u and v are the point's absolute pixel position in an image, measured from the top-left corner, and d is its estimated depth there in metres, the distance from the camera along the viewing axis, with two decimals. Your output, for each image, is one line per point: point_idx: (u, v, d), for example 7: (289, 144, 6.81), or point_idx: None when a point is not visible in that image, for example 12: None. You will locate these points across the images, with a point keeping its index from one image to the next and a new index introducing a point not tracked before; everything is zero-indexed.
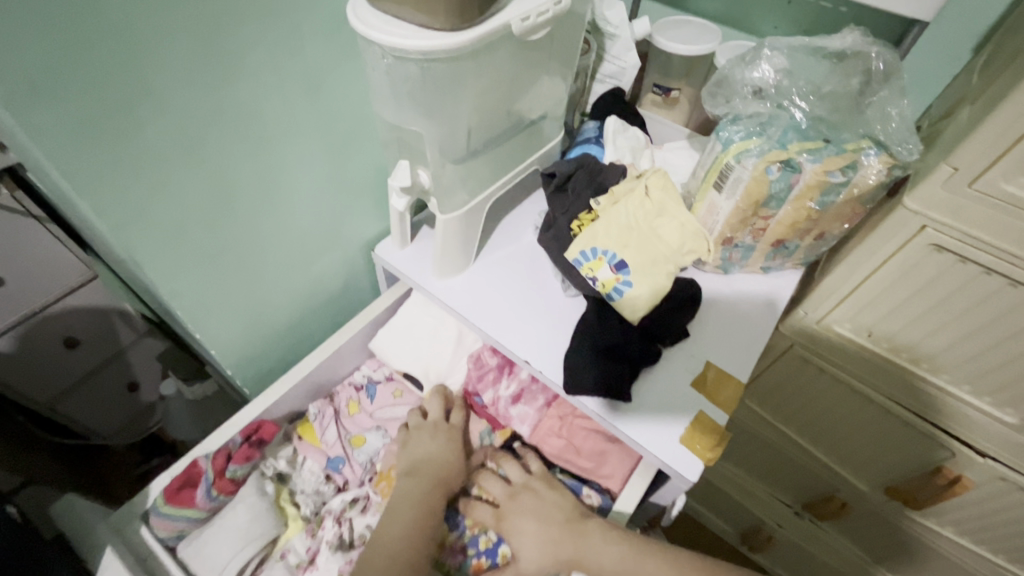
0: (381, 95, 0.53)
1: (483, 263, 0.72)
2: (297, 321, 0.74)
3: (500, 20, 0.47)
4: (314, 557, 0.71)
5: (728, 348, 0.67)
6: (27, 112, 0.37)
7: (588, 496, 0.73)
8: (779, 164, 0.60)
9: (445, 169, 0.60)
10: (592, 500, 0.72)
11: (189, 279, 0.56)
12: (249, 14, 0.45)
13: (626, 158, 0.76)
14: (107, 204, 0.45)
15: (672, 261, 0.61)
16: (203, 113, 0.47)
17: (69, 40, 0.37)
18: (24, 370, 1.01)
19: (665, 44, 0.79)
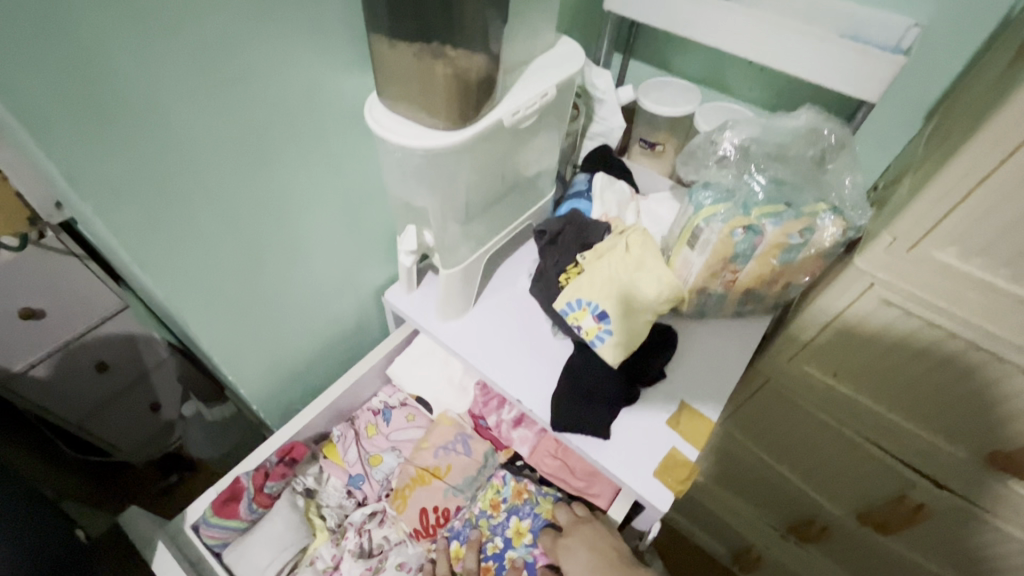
0: (394, 174, 0.61)
1: (482, 307, 0.80)
2: (315, 362, 0.81)
3: (492, 118, 0.57)
4: (337, 563, 0.81)
5: (702, 387, 0.75)
6: (108, 214, 0.44)
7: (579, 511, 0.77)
8: (743, 228, 0.68)
9: (449, 231, 0.68)
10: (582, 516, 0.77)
11: (227, 334, 0.63)
12: (288, 119, 0.53)
13: (612, 211, 0.83)
14: (164, 278, 0.52)
15: (650, 309, 0.69)
16: (247, 200, 0.54)
17: (143, 155, 0.44)
18: (59, 394, 1.09)
19: (649, 106, 0.87)
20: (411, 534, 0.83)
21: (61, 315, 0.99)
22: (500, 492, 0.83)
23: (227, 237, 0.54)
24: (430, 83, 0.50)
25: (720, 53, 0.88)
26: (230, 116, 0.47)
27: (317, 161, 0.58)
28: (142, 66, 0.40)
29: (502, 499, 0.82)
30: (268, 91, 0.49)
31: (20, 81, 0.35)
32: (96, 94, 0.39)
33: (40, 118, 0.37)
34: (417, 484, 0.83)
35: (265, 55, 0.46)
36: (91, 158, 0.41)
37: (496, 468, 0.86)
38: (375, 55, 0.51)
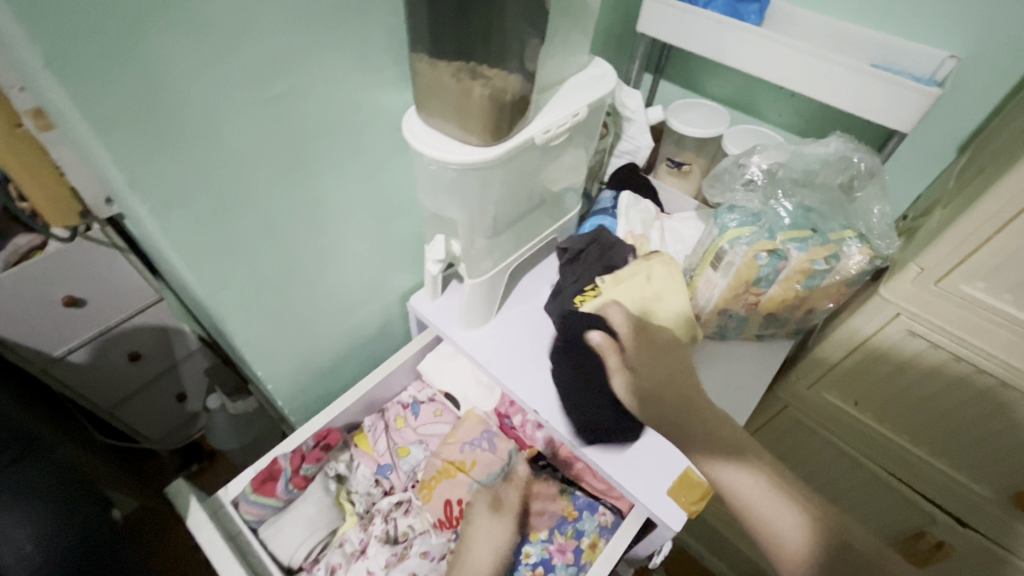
0: (427, 188, 0.63)
1: (503, 317, 0.82)
2: (340, 364, 0.83)
3: (524, 136, 0.58)
4: (365, 548, 0.75)
5: (720, 409, 0.74)
6: (164, 217, 0.47)
7: (602, 513, 0.78)
8: (767, 252, 0.68)
9: (476, 243, 0.70)
10: (605, 518, 0.78)
11: (262, 333, 0.66)
12: (333, 134, 0.55)
13: (637, 229, 0.84)
14: (208, 278, 0.54)
15: (668, 341, 0.72)
16: (288, 210, 0.56)
17: (199, 165, 0.46)
18: (93, 380, 1.14)
19: (678, 126, 0.88)
20: (436, 525, 0.77)
21: (100, 303, 1.04)
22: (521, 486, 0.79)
23: (266, 241, 0.57)
24: (466, 100, 0.52)
25: (751, 78, 0.89)
26: (277, 129, 0.50)
27: (354, 174, 0.61)
28: (203, 83, 0.42)
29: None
30: (313, 108, 0.51)
31: (95, 96, 0.38)
32: (161, 106, 0.41)
33: (110, 129, 0.39)
34: (442, 478, 0.77)
35: (315, 75, 0.49)
36: (151, 164, 0.43)
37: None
38: (415, 73, 0.54)
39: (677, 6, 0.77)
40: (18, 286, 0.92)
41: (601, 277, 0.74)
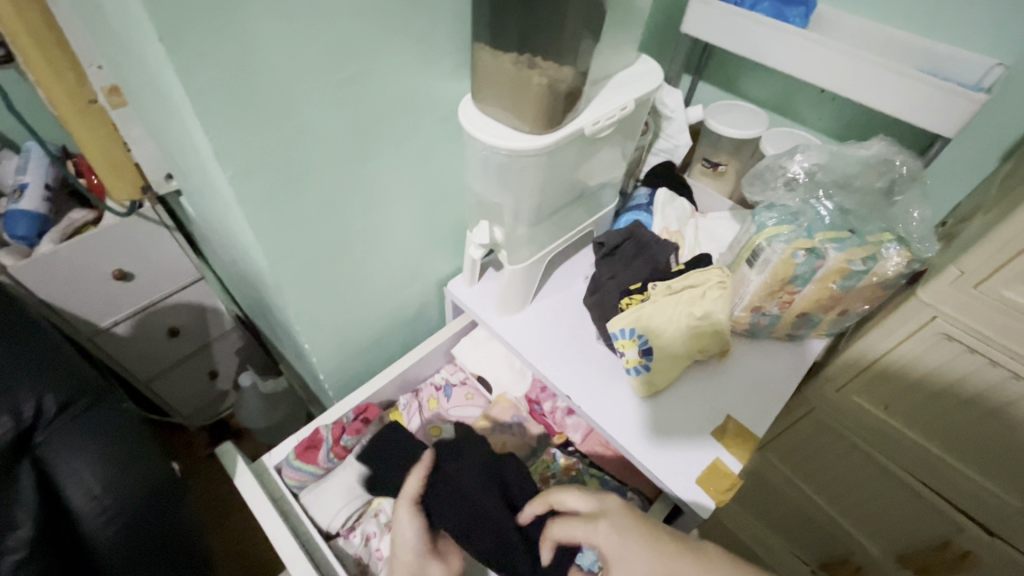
0: (477, 173, 0.66)
1: (538, 306, 0.84)
2: (379, 343, 0.86)
3: (574, 126, 0.60)
4: None
5: (750, 406, 0.75)
6: (241, 186, 0.50)
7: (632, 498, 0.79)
8: (805, 250, 0.69)
9: (518, 230, 0.72)
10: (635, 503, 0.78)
11: (313, 307, 0.69)
12: (395, 117, 0.58)
13: (672, 226, 0.86)
14: (271, 248, 0.57)
15: (692, 355, 0.75)
16: (349, 187, 0.59)
17: (276, 139, 0.49)
18: (134, 353, 1.19)
19: (717, 127, 0.89)
20: None
21: (146, 278, 1.09)
22: (551, 466, 0.82)
23: (325, 217, 0.60)
24: (523, 89, 0.55)
25: (791, 81, 0.90)
26: (347, 109, 0.53)
27: (408, 158, 0.63)
28: (287, 61, 0.45)
29: (552, 474, 0.82)
30: (379, 90, 0.54)
31: (195, 68, 0.41)
32: (249, 81, 0.44)
33: (204, 101, 0.43)
34: None
35: (385, 59, 0.52)
36: (235, 135, 0.46)
37: (548, 448, 0.85)
38: (475, 61, 0.57)
39: (723, 9, 0.79)
40: (72, 258, 0.97)
41: (651, 282, 0.74)
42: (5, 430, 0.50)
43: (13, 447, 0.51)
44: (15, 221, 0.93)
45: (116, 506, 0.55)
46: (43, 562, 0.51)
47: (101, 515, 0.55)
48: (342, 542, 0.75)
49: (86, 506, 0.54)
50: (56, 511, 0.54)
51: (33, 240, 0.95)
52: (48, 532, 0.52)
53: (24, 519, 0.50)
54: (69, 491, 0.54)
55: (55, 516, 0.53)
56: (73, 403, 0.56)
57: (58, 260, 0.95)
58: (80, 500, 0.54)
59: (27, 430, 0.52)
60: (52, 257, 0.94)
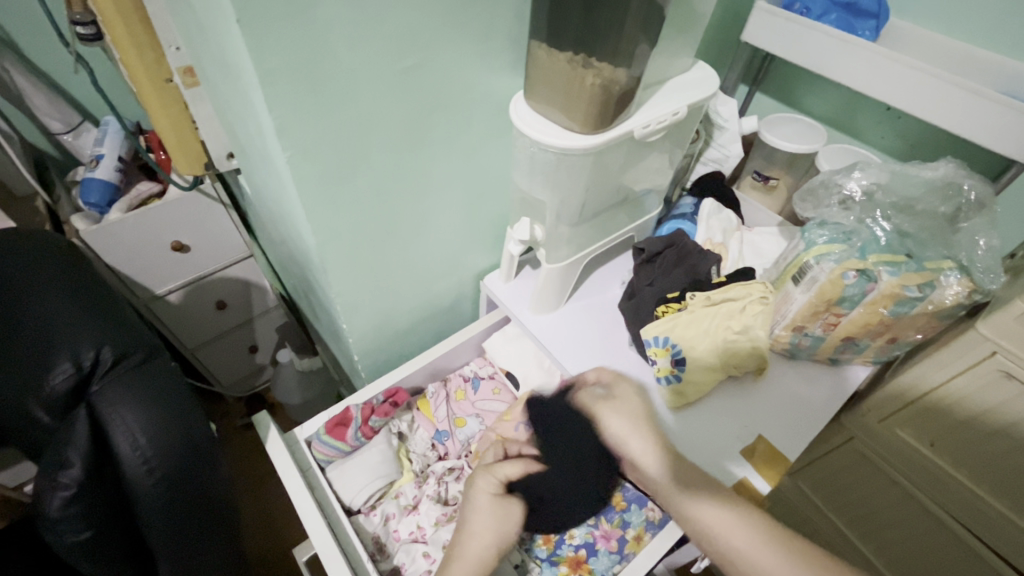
0: (522, 170, 0.66)
1: (572, 306, 0.84)
2: (413, 331, 0.88)
3: (626, 128, 0.60)
4: (417, 504, 0.80)
5: (784, 427, 0.72)
6: (298, 165, 0.52)
7: (650, 509, 0.79)
8: (856, 272, 0.66)
9: (559, 229, 0.72)
10: (653, 513, 0.79)
11: (354, 288, 0.71)
12: (447, 109, 0.59)
13: (716, 237, 0.84)
14: (322, 227, 0.59)
15: (725, 370, 0.73)
16: (397, 173, 0.61)
17: (332, 121, 0.51)
18: (184, 321, 1.25)
19: (771, 139, 0.86)
20: None
21: (201, 250, 1.15)
22: None
23: (374, 202, 0.62)
24: (576, 88, 0.55)
25: (853, 96, 0.86)
26: (402, 99, 0.54)
27: (456, 150, 0.64)
28: (350, 49, 0.47)
29: None
30: (434, 81, 0.55)
31: (267, 49, 0.43)
32: (313, 65, 0.46)
33: (271, 80, 0.45)
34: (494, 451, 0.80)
35: (441, 51, 0.53)
36: (297, 115, 0.48)
37: None
38: (530, 57, 0.57)
39: (788, 18, 0.77)
40: (135, 227, 1.03)
41: (689, 291, 0.73)
42: (65, 376, 0.55)
43: (72, 393, 0.56)
44: (89, 189, 1.00)
45: (155, 459, 0.56)
46: (91, 501, 0.56)
47: (142, 465, 0.56)
48: (362, 518, 0.78)
49: (128, 456, 0.55)
50: (108, 457, 0.56)
51: (104, 208, 1.01)
52: (97, 475, 0.56)
53: (75, 459, 0.54)
54: (115, 441, 0.55)
55: (108, 461, 0.56)
56: (127, 355, 0.59)
57: (124, 228, 1.02)
58: (125, 451, 0.55)
59: (86, 378, 0.56)
60: (119, 224, 1.01)
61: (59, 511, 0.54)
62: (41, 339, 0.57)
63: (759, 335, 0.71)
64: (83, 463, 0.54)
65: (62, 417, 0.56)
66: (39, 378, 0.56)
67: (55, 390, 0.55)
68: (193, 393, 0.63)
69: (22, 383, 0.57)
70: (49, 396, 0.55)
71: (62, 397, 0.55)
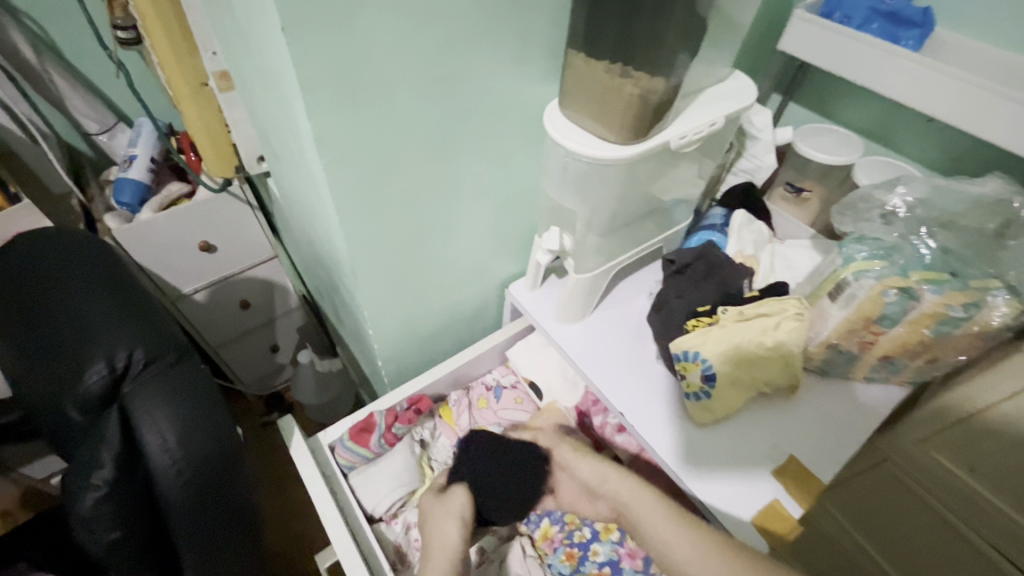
0: (554, 179, 0.65)
1: (598, 317, 0.83)
2: (437, 337, 0.88)
3: (661, 138, 0.59)
4: None
5: (817, 449, 0.70)
6: (333, 171, 0.52)
7: None
8: (897, 290, 0.64)
9: (588, 239, 0.70)
10: None
11: (382, 294, 0.71)
12: (481, 117, 0.58)
13: (747, 250, 0.83)
14: (354, 232, 0.59)
15: (756, 387, 0.71)
16: (428, 180, 0.60)
17: (368, 128, 0.51)
18: (209, 320, 1.27)
19: (805, 150, 0.84)
20: None
21: (228, 251, 1.16)
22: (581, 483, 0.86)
23: (404, 208, 0.61)
24: (614, 97, 0.54)
25: (893, 107, 0.84)
26: (438, 106, 0.54)
27: (487, 158, 0.64)
28: (390, 56, 0.47)
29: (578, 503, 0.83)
30: (470, 88, 0.55)
31: (309, 56, 0.43)
32: (352, 72, 0.46)
33: (310, 86, 0.45)
34: None
35: (479, 59, 0.53)
36: (335, 121, 0.48)
37: None
38: (567, 65, 0.56)
39: (829, 28, 0.75)
40: (165, 227, 1.05)
41: (721, 305, 0.72)
42: (99, 376, 0.55)
43: (105, 393, 0.56)
44: (122, 189, 1.03)
45: (183, 462, 0.57)
46: (121, 501, 0.56)
47: (171, 468, 0.56)
48: (384, 526, 0.78)
49: (158, 458, 0.56)
50: (138, 458, 0.57)
51: (135, 208, 1.04)
52: (129, 476, 0.57)
53: (106, 459, 0.55)
54: (147, 443, 0.56)
55: (138, 462, 0.57)
56: (159, 357, 0.59)
57: (155, 227, 1.04)
58: (155, 452, 0.56)
59: (119, 379, 0.57)
60: (151, 223, 1.02)
61: (91, 509, 0.55)
62: (77, 337, 0.58)
63: (793, 353, 0.69)
64: (114, 463, 0.55)
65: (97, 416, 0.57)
66: (74, 378, 0.56)
67: (89, 390, 0.56)
68: (221, 395, 0.63)
69: (58, 379, 0.57)
70: (84, 396, 0.56)
71: (97, 397, 0.56)
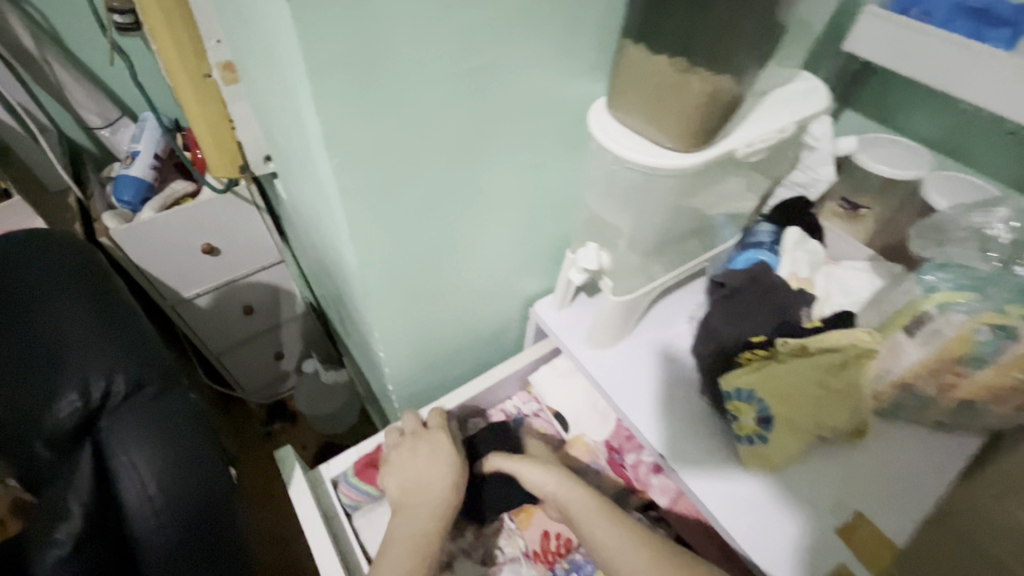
0: (596, 191, 0.57)
1: (632, 342, 0.75)
2: (453, 358, 0.80)
3: (727, 145, 0.51)
4: (452, 563, 0.73)
5: (888, 507, 0.61)
6: (345, 176, 0.44)
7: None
8: (991, 327, 0.54)
9: (629, 258, 0.62)
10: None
11: (395, 313, 0.63)
12: (516, 117, 0.51)
13: (802, 272, 0.74)
14: (368, 245, 0.52)
15: (817, 432, 0.62)
16: (453, 189, 0.53)
17: (385, 129, 0.43)
18: (212, 326, 1.20)
19: (868, 162, 0.76)
20: (528, 556, 0.74)
21: (232, 255, 1.10)
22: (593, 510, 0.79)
23: (424, 220, 0.54)
24: (675, 96, 0.46)
25: (969, 117, 0.74)
26: (468, 103, 0.46)
27: (520, 165, 0.56)
28: (416, 42, 0.39)
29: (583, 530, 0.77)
30: (507, 84, 0.47)
31: (319, 38, 0.35)
32: (370, 59, 0.38)
33: (319, 75, 0.37)
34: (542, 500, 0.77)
35: (518, 49, 0.45)
36: (348, 118, 0.41)
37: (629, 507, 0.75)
38: (621, 59, 0.49)
39: (905, 26, 0.67)
40: (165, 228, 0.98)
41: (779, 338, 0.64)
42: (71, 409, 0.52)
43: (78, 428, 0.53)
44: (123, 187, 0.97)
45: (165, 511, 0.52)
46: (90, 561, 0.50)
47: (151, 516, 0.52)
48: None
49: (135, 502, 0.51)
50: (111, 505, 0.52)
51: (137, 207, 0.98)
52: (101, 529, 0.51)
53: (75, 509, 0.50)
54: (122, 482, 0.52)
55: (112, 512, 0.52)
56: (141, 386, 0.56)
57: (155, 227, 0.97)
58: (132, 494, 0.51)
59: (94, 411, 0.54)
60: (150, 224, 0.96)
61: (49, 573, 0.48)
62: (45, 366, 0.54)
63: (859, 396, 0.61)
64: (83, 514, 0.50)
65: (64, 456, 0.53)
66: (40, 412, 0.52)
67: (59, 426, 0.52)
68: (210, 431, 0.59)
69: (14, 415, 0.53)
70: (51, 433, 0.52)
71: (67, 433, 0.52)
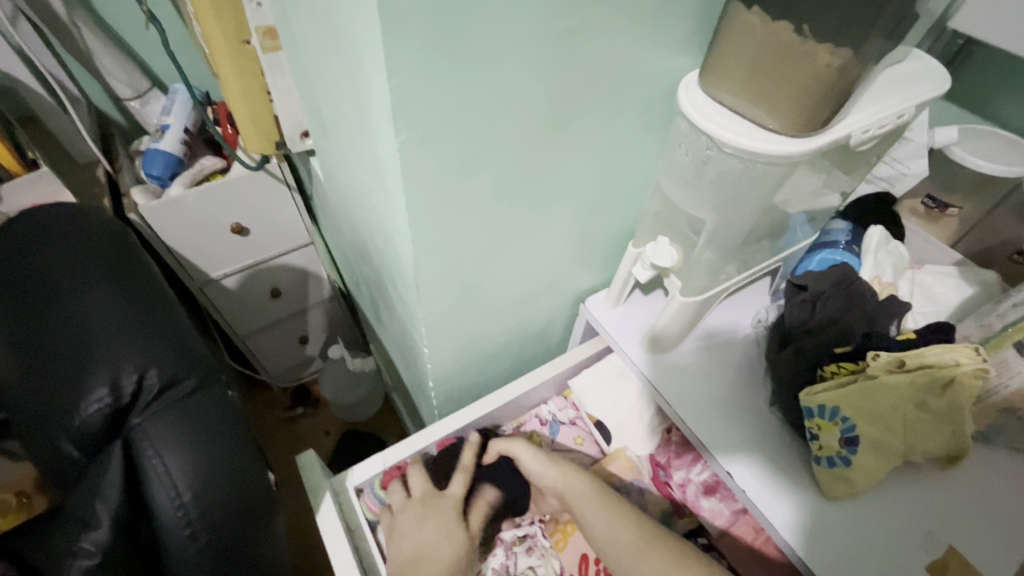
0: (679, 179, 0.51)
1: (693, 346, 0.69)
2: (497, 355, 0.74)
3: (841, 131, 0.44)
4: None
5: (985, 541, 0.55)
6: (410, 155, 0.39)
7: None
8: None
9: (704, 255, 0.56)
10: None
11: (444, 307, 0.58)
12: (599, 92, 0.45)
13: (885, 276, 0.67)
14: (426, 233, 0.46)
15: (905, 454, 0.55)
16: (521, 172, 0.47)
17: (457, 102, 0.38)
18: (239, 308, 1.17)
19: (963, 156, 0.68)
20: None
21: (262, 235, 1.06)
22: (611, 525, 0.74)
23: (487, 206, 0.48)
24: (797, 70, 0.40)
25: None
26: (552, 73, 0.40)
27: (594, 147, 0.50)
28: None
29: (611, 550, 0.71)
30: (596, 51, 0.41)
31: None
32: (454, 16, 0.33)
33: (398, 34, 0.31)
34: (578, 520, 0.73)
35: (614, 10, 0.39)
36: (421, 87, 0.35)
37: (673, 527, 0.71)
38: (727, 25, 0.42)
39: None
40: (195, 206, 0.94)
41: (868, 349, 0.57)
42: (100, 405, 0.49)
43: (105, 426, 0.50)
44: (152, 161, 0.92)
45: (199, 520, 0.49)
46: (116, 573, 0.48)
47: (184, 525, 0.48)
48: None
49: (167, 509, 0.48)
50: (143, 510, 0.49)
51: (166, 182, 0.93)
52: (130, 538, 0.49)
53: (104, 519, 0.47)
54: (153, 486, 0.48)
55: (141, 522, 0.49)
56: (175, 382, 0.53)
57: (185, 204, 0.93)
58: (165, 500, 0.48)
59: (124, 408, 0.51)
60: (180, 200, 0.92)
61: None
62: (74, 359, 0.51)
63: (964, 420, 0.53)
64: (111, 524, 0.47)
65: (91, 456, 0.51)
66: (69, 407, 0.50)
67: (86, 424, 0.49)
68: (248, 432, 0.56)
69: (42, 409, 0.50)
70: (77, 431, 0.49)
71: (94, 432, 0.50)
